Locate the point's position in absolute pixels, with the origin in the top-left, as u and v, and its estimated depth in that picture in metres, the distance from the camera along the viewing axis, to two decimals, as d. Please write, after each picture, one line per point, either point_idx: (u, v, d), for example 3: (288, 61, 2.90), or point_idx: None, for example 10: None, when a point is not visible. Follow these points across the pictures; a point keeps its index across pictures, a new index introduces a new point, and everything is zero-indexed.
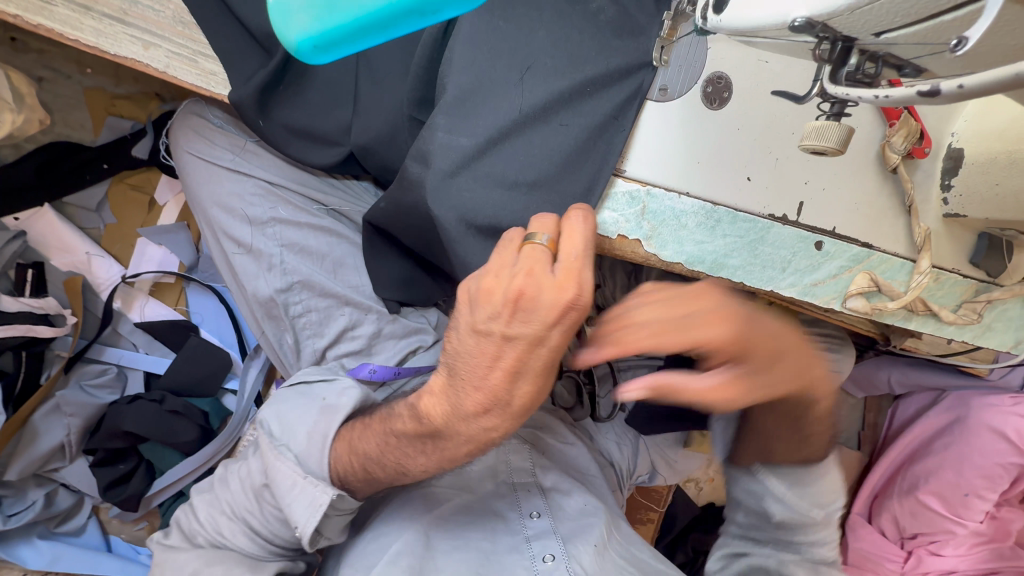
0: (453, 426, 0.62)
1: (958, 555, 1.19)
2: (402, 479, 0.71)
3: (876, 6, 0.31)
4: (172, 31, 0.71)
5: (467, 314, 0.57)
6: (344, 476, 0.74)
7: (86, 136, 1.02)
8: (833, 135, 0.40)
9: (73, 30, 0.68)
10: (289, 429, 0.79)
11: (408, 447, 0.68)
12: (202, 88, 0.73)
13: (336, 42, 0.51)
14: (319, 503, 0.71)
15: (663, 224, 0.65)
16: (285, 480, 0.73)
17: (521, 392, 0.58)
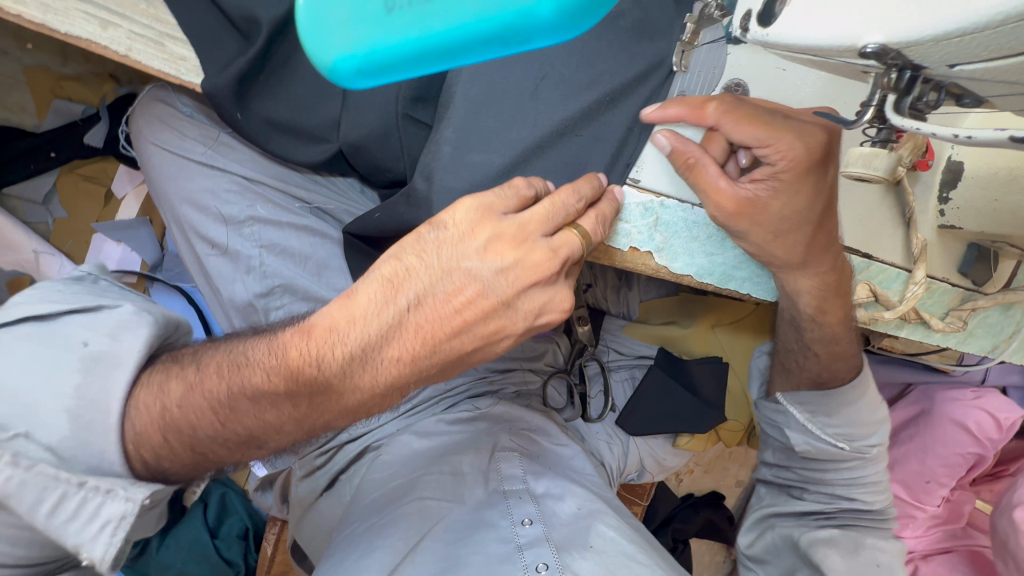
0: (326, 395, 0.55)
1: (914, 536, 1.24)
2: (252, 455, 0.59)
3: (965, 38, 0.28)
4: (133, 8, 0.64)
5: (454, 239, 0.52)
6: (156, 454, 0.55)
7: (28, 120, 0.91)
8: (878, 163, 0.39)
9: (16, 5, 0.59)
10: (21, 404, 0.52)
11: (252, 406, 0.56)
12: (169, 75, 0.64)
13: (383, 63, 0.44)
14: (115, 520, 0.51)
15: (675, 237, 0.63)
16: (50, 505, 0.50)
17: (457, 344, 0.54)
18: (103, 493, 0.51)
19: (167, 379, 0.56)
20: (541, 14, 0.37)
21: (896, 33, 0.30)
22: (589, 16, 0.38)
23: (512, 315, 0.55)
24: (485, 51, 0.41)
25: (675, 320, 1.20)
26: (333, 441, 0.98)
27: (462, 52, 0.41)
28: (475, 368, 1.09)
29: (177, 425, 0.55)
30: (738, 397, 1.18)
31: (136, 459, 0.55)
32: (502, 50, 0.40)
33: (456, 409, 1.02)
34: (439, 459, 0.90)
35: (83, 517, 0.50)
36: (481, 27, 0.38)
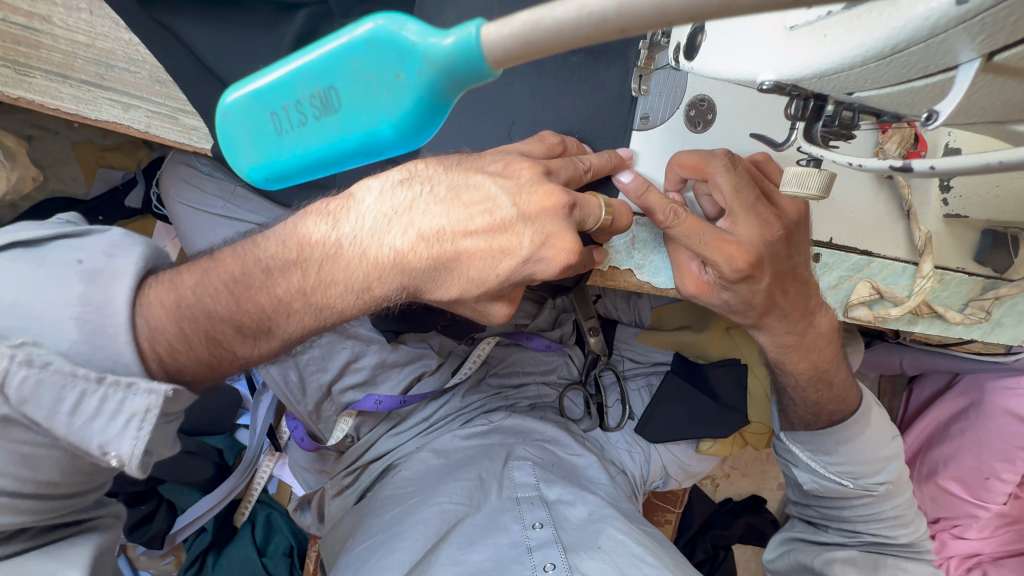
0: (334, 265, 0.55)
1: (981, 537, 1.17)
2: (262, 342, 0.58)
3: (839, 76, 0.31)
4: (150, 90, 0.70)
5: (476, 161, 0.56)
6: (162, 328, 0.55)
7: (78, 190, 1.03)
8: (813, 182, 0.40)
9: (53, 99, 0.70)
10: (27, 317, 0.52)
11: (265, 291, 0.56)
12: (185, 144, 0.73)
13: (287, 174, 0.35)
14: (140, 413, 0.51)
15: (654, 252, 0.65)
16: (71, 404, 0.50)
17: (459, 240, 0.53)
18: (124, 388, 0.51)
19: (179, 274, 0.58)
20: (383, 132, 0.31)
21: (784, 70, 0.33)
22: (430, 126, 0.31)
23: (520, 225, 0.53)
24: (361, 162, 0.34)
25: (689, 324, 1.20)
26: (357, 462, 1.03)
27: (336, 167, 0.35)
28: (489, 385, 1.12)
29: (187, 306, 0.56)
30: (763, 400, 1.15)
31: (147, 338, 0.55)
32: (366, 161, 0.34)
33: (471, 424, 1.05)
34: (452, 472, 0.94)
35: (107, 415, 0.51)
36: (337, 149, 0.32)
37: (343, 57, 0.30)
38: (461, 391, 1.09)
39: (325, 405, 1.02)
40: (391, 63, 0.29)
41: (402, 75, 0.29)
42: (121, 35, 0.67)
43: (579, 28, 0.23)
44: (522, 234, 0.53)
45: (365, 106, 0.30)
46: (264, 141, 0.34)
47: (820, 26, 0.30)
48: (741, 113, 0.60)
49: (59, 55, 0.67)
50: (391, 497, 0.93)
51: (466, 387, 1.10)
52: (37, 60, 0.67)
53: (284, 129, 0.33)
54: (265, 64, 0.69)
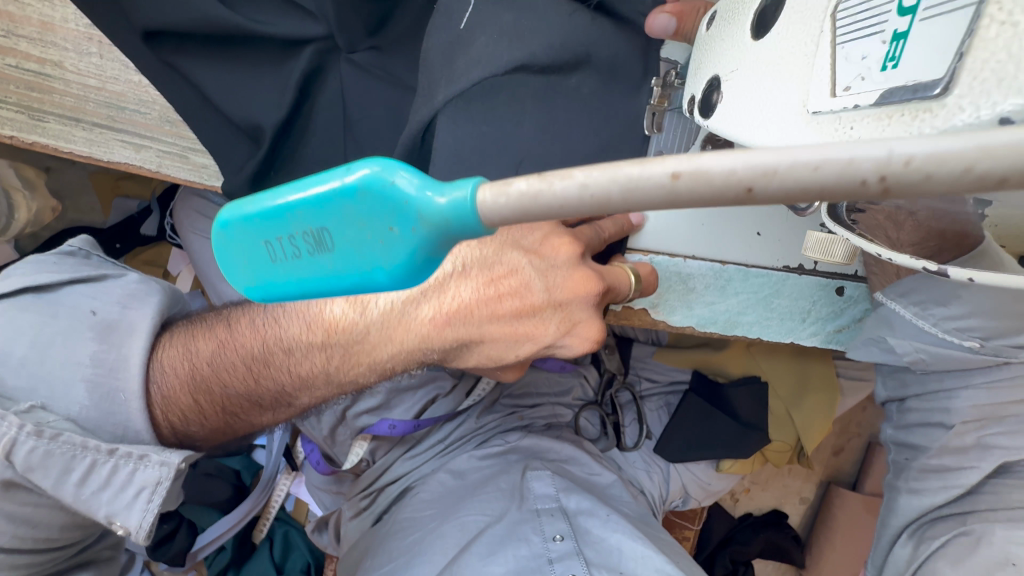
0: (362, 346, 0.58)
1: None
2: (282, 410, 0.62)
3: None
4: (160, 130, 0.71)
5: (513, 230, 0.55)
6: (180, 398, 0.59)
7: (96, 219, 1.04)
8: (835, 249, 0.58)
9: (66, 143, 0.71)
10: (42, 373, 0.55)
11: (282, 369, 0.59)
12: (196, 182, 0.73)
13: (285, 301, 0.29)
14: (150, 485, 0.55)
15: (670, 289, 0.63)
16: (79, 475, 0.53)
17: (479, 327, 0.56)
18: (137, 460, 0.54)
19: (193, 340, 0.59)
20: (379, 277, 0.26)
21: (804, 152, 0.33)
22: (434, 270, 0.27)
23: (543, 315, 0.56)
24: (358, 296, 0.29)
25: (707, 342, 1.18)
26: (372, 485, 1.03)
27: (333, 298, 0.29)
28: (504, 405, 1.11)
29: (207, 379, 0.59)
30: (784, 419, 1.12)
31: (165, 405, 0.59)
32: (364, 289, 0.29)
33: (488, 445, 1.04)
34: (471, 492, 0.94)
35: (117, 485, 0.54)
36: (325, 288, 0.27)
37: (332, 203, 0.25)
38: (475, 412, 1.08)
39: (340, 429, 1.01)
40: (385, 214, 0.25)
41: (397, 228, 0.25)
42: (131, 78, 0.67)
43: (605, 208, 0.21)
44: (549, 320, 0.56)
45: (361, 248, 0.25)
46: (257, 266, 0.28)
47: (847, 117, 0.30)
48: None
49: (71, 99, 0.68)
50: (411, 515, 0.93)
51: (481, 407, 1.09)
52: (51, 105, 0.68)
53: (275, 258, 0.27)
54: (274, 100, 0.68)
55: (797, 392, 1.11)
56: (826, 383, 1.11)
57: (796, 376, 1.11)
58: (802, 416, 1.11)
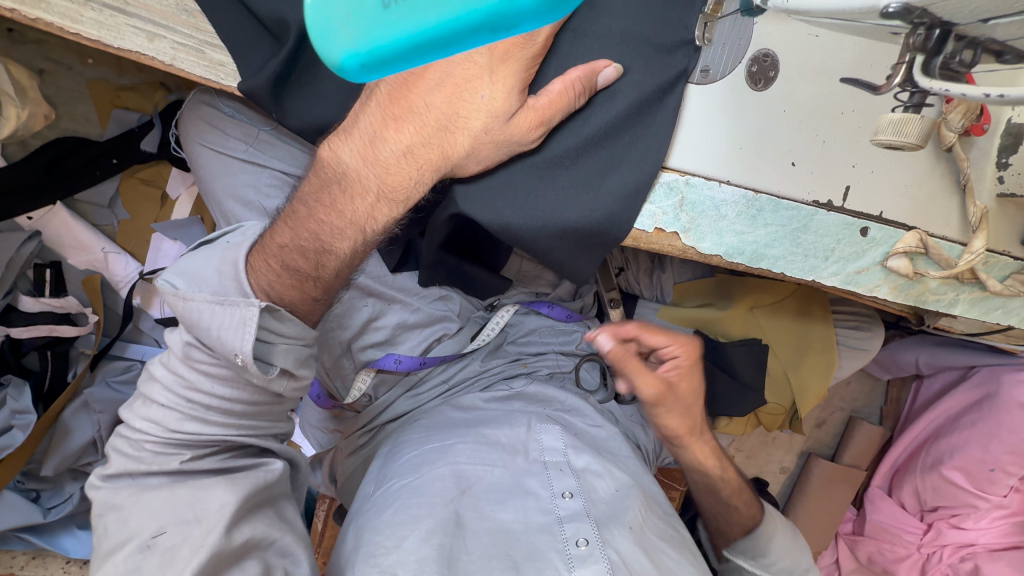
0: (380, 176, 0.59)
1: (978, 528, 1.31)
2: (326, 260, 0.61)
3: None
4: (176, 20, 0.67)
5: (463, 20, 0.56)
6: (267, 282, 0.60)
7: (92, 130, 1.00)
8: (912, 129, 0.44)
9: (73, 23, 0.64)
10: (185, 271, 0.59)
11: (319, 213, 0.60)
12: (211, 81, 0.68)
13: (389, 60, 0.33)
14: (246, 321, 0.56)
15: (702, 216, 0.63)
16: (204, 325, 0.56)
17: (478, 113, 0.56)
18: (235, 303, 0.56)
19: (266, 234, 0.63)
20: (526, 0, 0.29)
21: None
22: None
23: (533, 99, 0.56)
24: (472, 42, 0.32)
25: (712, 302, 1.13)
26: (372, 423, 1.01)
27: (448, 47, 0.32)
28: (508, 351, 1.09)
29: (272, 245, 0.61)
30: (780, 381, 1.14)
31: (279, 303, 0.60)
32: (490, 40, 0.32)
33: (493, 389, 1.02)
34: (481, 439, 0.88)
35: (230, 325, 0.56)
36: (462, 20, 0.30)
37: None
38: (480, 355, 1.06)
39: (342, 363, 0.98)
40: None
41: None
42: None
43: None
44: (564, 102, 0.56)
45: None
46: (369, 19, 0.32)
47: None
48: (804, 74, 0.59)
49: None
50: (423, 444, 0.87)
51: (486, 352, 1.07)
52: None
53: (393, 2, 0.31)
54: None
55: (796, 355, 1.12)
56: (825, 345, 1.12)
57: (797, 338, 1.12)
58: (797, 379, 1.12)
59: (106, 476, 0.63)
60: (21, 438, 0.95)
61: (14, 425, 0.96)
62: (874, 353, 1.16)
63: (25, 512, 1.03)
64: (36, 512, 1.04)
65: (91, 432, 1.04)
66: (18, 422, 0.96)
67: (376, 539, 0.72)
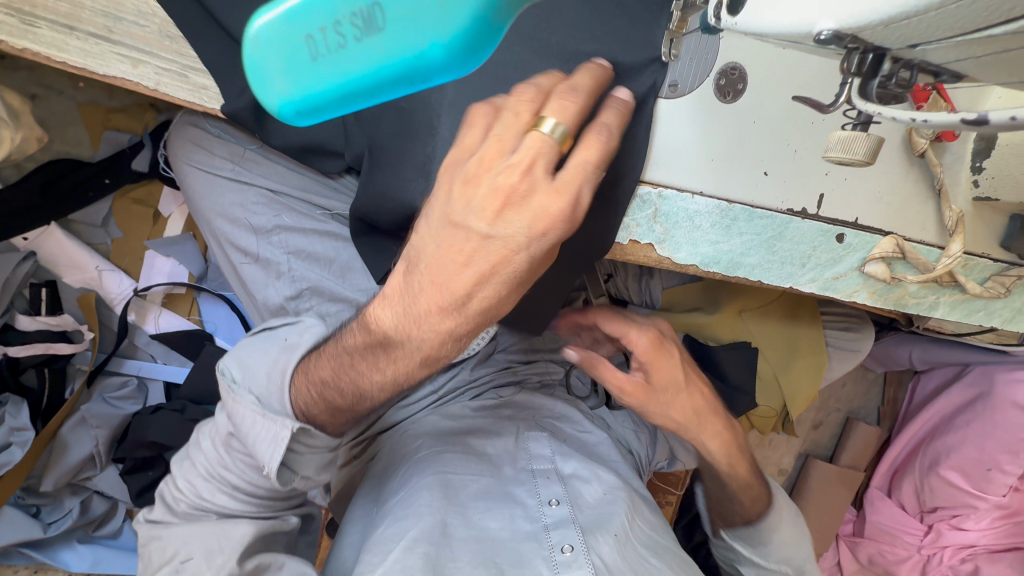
0: (405, 331, 0.57)
1: (978, 529, 1.30)
2: (362, 403, 0.64)
3: (914, 21, 0.29)
4: (160, 47, 0.68)
5: (499, 151, 0.50)
6: (307, 410, 0.65)
7: (84, 152, 1.01)
8: (857, 147, 0.43)
9: (59, 52, 0.65)
10: (248, 368, 0.69)
11: (362, 365, 0.62)
12: (196, 104, 0.70)
13: (321, 106, 0.40)
14: (279, 438, 0.64)
15: (676, 227, 0.64)
16: (246, 427, 0.65)
17: (518, 267, 0.52)
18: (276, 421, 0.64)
19: (311, 363, 0.66)
20: (432, 57, 0.36)
21: (845, 18, 0.30)
22: (487, 43, 0.36)
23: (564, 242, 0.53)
24: (394, 91, 0.39)
25: (700, 307, 1.14)
26: (365, 435, 1.01)
27: (373, 95, 0.40)
28: (498, 359, 1.09)
29: (313, 381, 0.65)
30: (772, 384, 1.13)
31: (312, 424, 0.66)
32: (410, 90, 0.39)
33: (483, 398, 1.03)
34: (468, 455, 0.87)
35: (269, 439, 0.64)
36: (384, 72, 0.37)
37: None
38: (471, 363, 1.06)
39: None
40: None
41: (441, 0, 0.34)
42: None
43: None
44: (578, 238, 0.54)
45: (406, 37, 0.36)
46: (299, 71, 0.39)
47: None
48: (772, 86, 0.60)
49: (66, 5, 0.65)
50: (415, 452, 0.89)
51: (476, 360, 1.07)
52: (42, 10, 0.65)
53: (319, 55, 0.38)
54: None
55: (786, 358, 1.12)
56: (814, 348, 1.12)
57: (787, 341, 1.12)
58: (788, 382, 1.12)
59: (148, 518, 0.71)
60: (20, 455, 0.97)
61: (12, 443, 0.98)
62: (863, 354, 1.16)
63: (25, 527, 1.04)
64: (36, 527, 1.05)
65: (89, 447, 1.05)
66: (16, 440, 0.98)
67: (369, 557, 0.73)
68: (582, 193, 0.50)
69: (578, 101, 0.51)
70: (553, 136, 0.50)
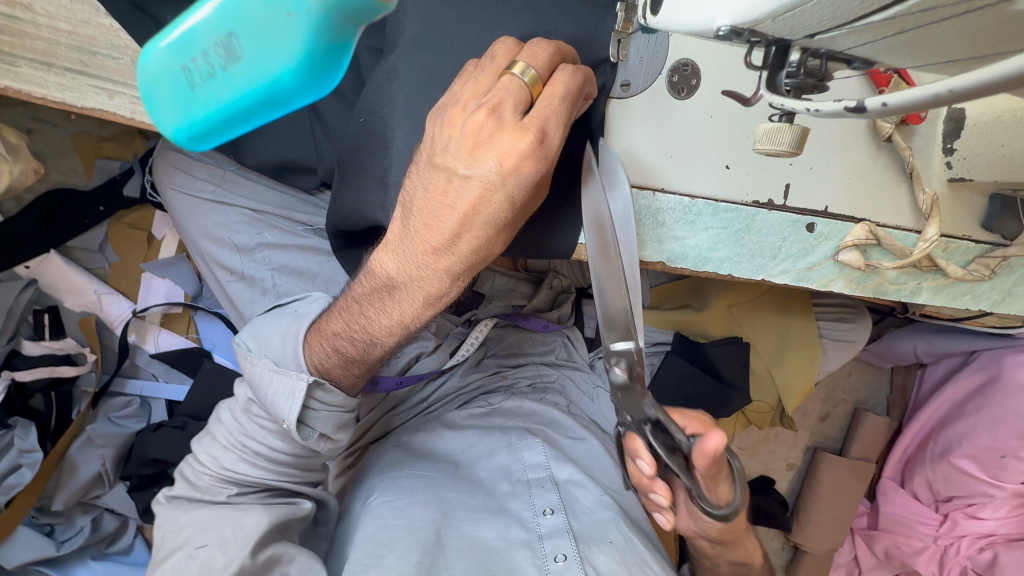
0: (407, 275, 0.58)
1: (996, 517, 1.27)
2: (373, 351, 0.65)
3: (803, 13, 0.27)
4: (132, 77, 0.70)
5: (472, 93, 0.51)
6: (322, 365, 0.68)
7: (79, 181, 1.05)
8: (783, 137, 0.42)
9: (39, 88, 0.69)
10: (261, 336, 0.71)
11: (369, 311, 0.63)
12: None
13: (206, 131, 0.48)
14: (296, 392, 0.65)
15: (639, 224, 0.64)
16: (261, 386, 0.67)
17: (496, 208, 0.52)
18: (292, 377, 0.66)
19: (324, 322, 0.68)
20: (286, 83, 0.42)
21: (739, 13, 0.29)
22: (341, 60, 0.42)
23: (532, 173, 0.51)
24: (267, 113, 0.46)
25: (689, 303, 1.14)
26: (356, 445, 1.00)
27: (248, 119, 0.47)
28: (488, 365, 1.09)
29: (327, 338, 0.67)
30: (767, 378, 1.11)
31: (326, 377, 0.68)
32: (278, 111, 0.46)
33: (471, 406, 1.00)
34: (459, 474, 0.86)
35: (285, 395, 0.66)
36: (250, 98, 0.44)
37: (240, 12, 0.41)
38: (460, 370, 1.06)
39: None
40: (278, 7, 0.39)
41: (289, 14, 0.39)
42: (101, 21, 0.68)
43: None
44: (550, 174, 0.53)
45: (261, 61, 0.41)
46: (181, 102, 0.47)
47: None
48: (725, 79, 0.60)
49: (42, 43, 0.68)
50: (407, 465, 0.84)
51: (465, 366, 1.07)
52: (21, 49, 0.68)
53: (197, 83, 0.45)
54: None
55: (779, 351, 1.11)
56: (808, 340, 1.10)
57: (779, 334, 1.11)
58: (783, 375, 1.10)
59: (168, 496, 0.73)
60: (29, 476, 1.01)
61: (21, 464, 1.01)
62: (862, 344, 1.14)
63: (39, 546, 1.07)
64: (50, 545, 1.08)
65: (97, 466, 1.09)
66: (25, 461, 1.02)
67: (358, 556, 0.72)
68: (549, 128, 0.50)
69: (546, 50, 0.52)
70: (525, 78, 0.50)
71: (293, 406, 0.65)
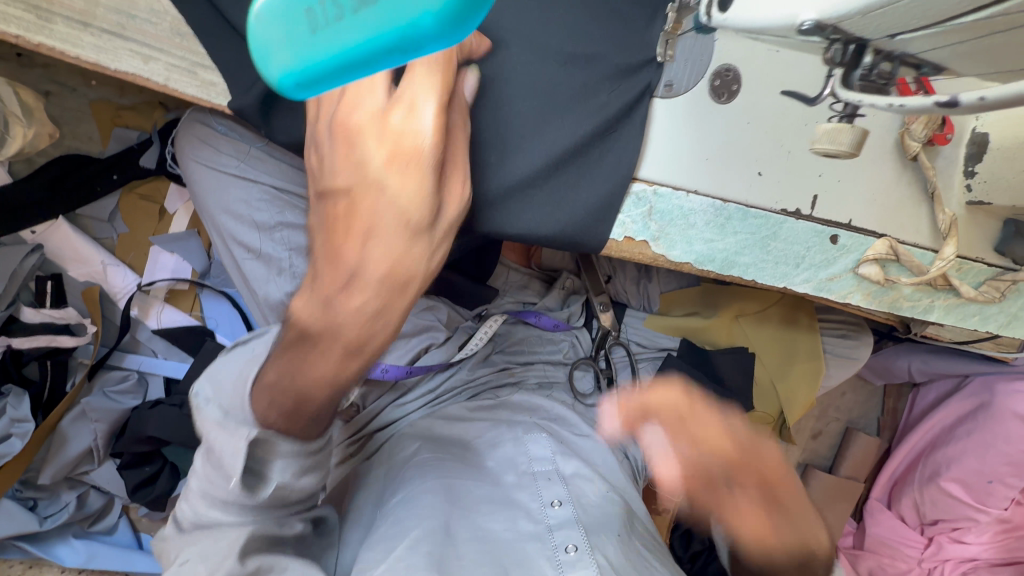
0: (338, 312, 0.56)
1: (980, 542, 1.29)
2: (313, 400, 0.60)
3: (889, 12, 0.33)
4: (170, 43, 0.70)
5: (379, 126, 0.51)
6: (265, 417, 0.60)
7: (94, 148, 1.04)
8: (843, 138, 0.46)
9: (73, 47, 0.68)
10: (218, 382, 0.63)
11: (311, 357, 0.58)
12: (203, 100, 0.72)
13: (318, 79, 0.36)
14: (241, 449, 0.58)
15: (670, 225, 0.65)
16: (215, 443, 0.60)
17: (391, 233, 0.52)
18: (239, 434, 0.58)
19: (274, 369, 0.60)
20: (427, 22, 0.30)
21: (825, 8, 0.34)
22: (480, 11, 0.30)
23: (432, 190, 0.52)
24: (390, 61, 0.33)
25: (698, 311, 1.14)
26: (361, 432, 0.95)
27: (372, 67, 0.34)
28: (496, 360, 1.07)
29: (283, 389, 0.59)
30: (769, 388, 1.13)
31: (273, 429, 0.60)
32: (407, 60, 0.33)
33: (477, 398, 0.99)
34: (469, 461, 0.85)
35: (232, 451, 0.59)
36: (381, 41, 0.31)
37: None
38: (468, 364, 1.04)
39: None
40: None
41: None
42: None
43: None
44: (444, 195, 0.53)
45: (404, 2, 0.30)
46: (299, 40, 0.35)
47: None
48: (763, 86, 0.61)
49: (81, 3, 0.67)
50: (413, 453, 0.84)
51: (474, 360, 1.05)
52: (58, 7, 0.67)
53: (319, 26, 0.34)
54: None
55: (783, 364, 1.12)
56: (811, 355, 1.12)
57: (784, 347, 1.12)
58: (786, 387, 1.12)
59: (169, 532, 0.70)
60: (19, 447, 0.98)
61: (12, 434, 0.98)
62: (863, 363, 1.16)
63: (21, 521, 1.03)
64: (32, 519, 1.04)
65: (88, 441, 1.06)
66: (16, 431, 0.99)
67: (370, 555, 0.70)
68: (423, 152, 0.50)
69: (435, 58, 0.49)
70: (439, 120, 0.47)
71: (235, 463, 0.58)
